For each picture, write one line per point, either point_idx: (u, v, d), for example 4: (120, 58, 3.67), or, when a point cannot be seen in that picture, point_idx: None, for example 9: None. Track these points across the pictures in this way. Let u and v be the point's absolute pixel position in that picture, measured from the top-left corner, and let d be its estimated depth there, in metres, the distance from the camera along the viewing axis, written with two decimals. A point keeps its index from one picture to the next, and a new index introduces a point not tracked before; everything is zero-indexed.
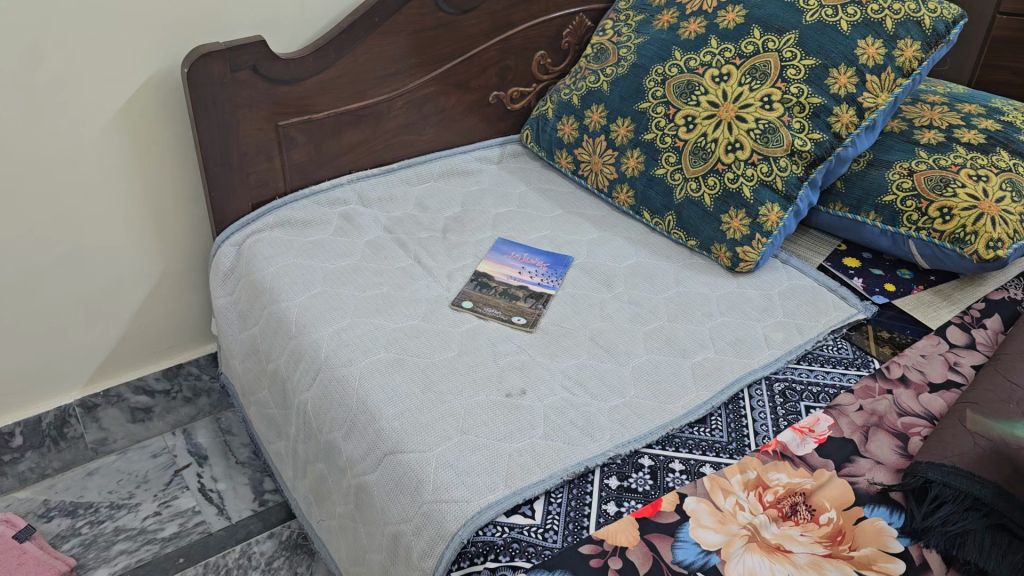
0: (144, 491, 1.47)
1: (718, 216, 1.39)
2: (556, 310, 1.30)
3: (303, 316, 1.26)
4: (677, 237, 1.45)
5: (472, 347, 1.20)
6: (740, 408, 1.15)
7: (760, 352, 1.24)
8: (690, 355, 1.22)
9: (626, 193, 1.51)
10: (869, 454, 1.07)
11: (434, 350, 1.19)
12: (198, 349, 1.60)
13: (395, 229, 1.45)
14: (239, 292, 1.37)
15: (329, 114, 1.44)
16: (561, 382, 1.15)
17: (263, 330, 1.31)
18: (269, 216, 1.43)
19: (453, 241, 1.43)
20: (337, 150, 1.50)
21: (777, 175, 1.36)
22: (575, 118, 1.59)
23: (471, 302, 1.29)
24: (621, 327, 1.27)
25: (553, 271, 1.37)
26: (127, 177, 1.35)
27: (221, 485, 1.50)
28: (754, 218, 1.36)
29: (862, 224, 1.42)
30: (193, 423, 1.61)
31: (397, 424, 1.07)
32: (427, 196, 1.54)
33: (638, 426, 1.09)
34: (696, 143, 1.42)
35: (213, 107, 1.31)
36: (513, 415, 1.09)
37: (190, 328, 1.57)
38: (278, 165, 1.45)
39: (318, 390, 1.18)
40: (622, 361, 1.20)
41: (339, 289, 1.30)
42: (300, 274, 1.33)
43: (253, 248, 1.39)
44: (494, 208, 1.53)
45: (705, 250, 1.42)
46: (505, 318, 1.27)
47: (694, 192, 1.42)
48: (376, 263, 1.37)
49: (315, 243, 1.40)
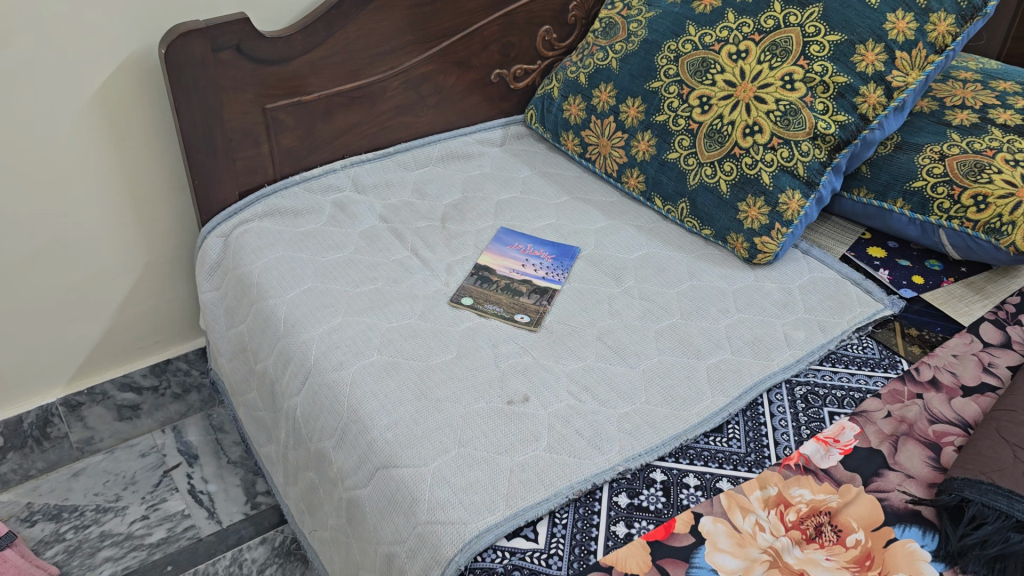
0: (132, 494, 1.42)
1: (734, 205, 1.30)
2: (562, 307, 1.22)
3: (290, 315, 1.18)
4: (691, 226, 1.37)
5: (471, 349, 1.12)
6: (758, 415, 1.07)
7: (781, 353, 1.16)
8: (705, 357, 1.14)
9: (636, 178, 1.42)
10: (898, 467, 1.00)
11: (430, 352, 1.11)
12: (189, 343, 1.52)
13: (391, 218, 1.37)
14: (227, 287, 1.29)
15: (320, 96, 1.35)
16: (566, 387, 1.07)
17: (251, 329, 1.23)
18: (258, 205, 1.35)
19: (453, 231, 1.35)
20: (330, 134, 1.41)
21: (798, 160, 1.27)
22: (582, 98, 1.49)
23: (471, 298, 1.21)
24: (631, 325, 1.19)
25: (558, 264, 1.29)
26: (105, 165, 1.26)
27: (212, 486, 1.44)
28: (773, 207, 1.28)
29: (889, 212, 1.33)
30: (183, 420, 1.55)
31: (390, 436, 1.00)
32: (425, 182, 1.45)
33: (650, 436, 1.01)
34: (710, 126, 1.33)
35: (194, 90, 1.22)
36: (515, 424, 1.01)
37: (178, 323, 1.49)
38: (266, 151, 1.35)
39: (307, 397, 1.10)
40: (632, 363, 1.12)
41: (331, 285, 1.22)
42: (289, 269, 1.25)
43: (241, 239, 1.31)
44: (496, 194, 1.44)
45: (721, 240, 1.33)
46: (507, 316, 1.19)
47: (709, 178, 1.33)
48: (371, 255, 1.29)
49: (307, 234, 1.31)
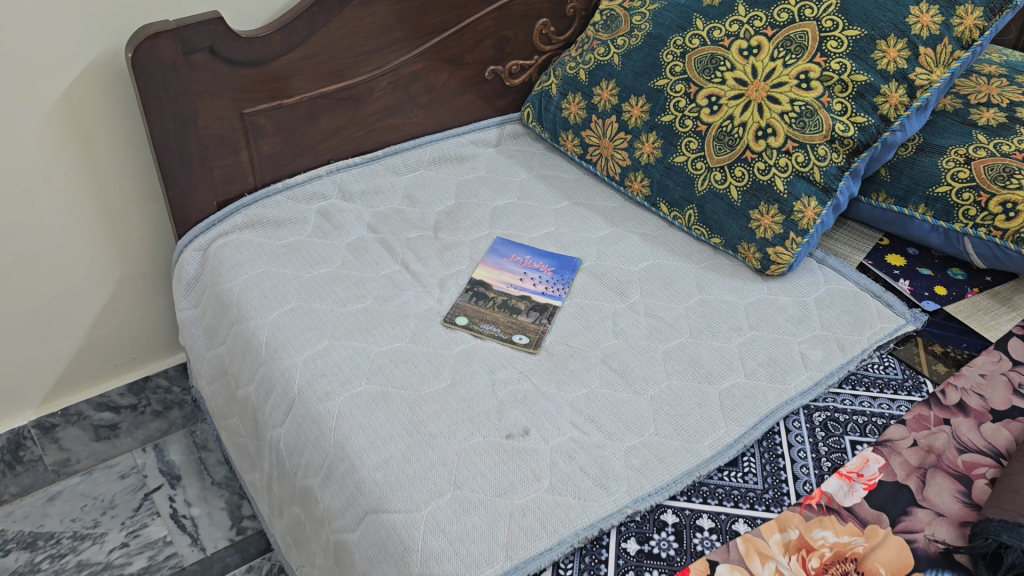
0: (110, 519, 1.34)
1: (746, 212, 1.22)
2: (563, 326, 1.14)
3: (271, 339, 1.10)
4: (699, 234, 1.29)
5: (466, 376, 1.05)
6: (775, 446, 1.00)
7: (798, 375, 1.08)
8: (717, 381, 1.07)
9: (640, 182, 1.34)
10: (927, 504, 0.93)
11: (422, 379, 1.03)
12: (168, 360, 1.45)
13: (380, 228, 1.29)
14: (205, 305, 1.21)
15: (302, 98, 1.26)
16: (568, 418, 1.00)
17: (231, 351, 1.15)
18: (238, 215, 1.26)
19: (446, 242, 1.27)
20: (314, 138, 1.32)
21: (814, 165, 1.18)
22: (582, 96, 1.41)
23: (466, 317, 1.14)
24: (637, 345, 1.12)
25: (559, 277, 1.21)
26: (72, 176, 1.18)
27: (195, 510, 1.36)
28: (787, 215, 1.20)
29: (910, 218, 1.25)
30: (165, 438, 1.46)
31: (379, 477, 0.92)
32: (416, 188, 1.37)
33: (660, 473, 0.94)
34: (720, 128, 1.25)
35: (165, 96, 1.13)
36: (515, 461, 0.94)
37: (157, 337, 1.41)
38: (245, 158, 1.27)
39: (290, 429, 1.03)
40: (639, 390, 1.05)
41: (315, 304, 1.14)
42: (271, 287, 1.17)
43: (221, 253, 1.22)
44: (492, 200, 1.36)
45: (731, 250, 1.25)
46: (504, 337, 1.11)
47: (719, 183, 1.25)
48: (358, 270, 1.21)
49: (290, 247, 1.23)
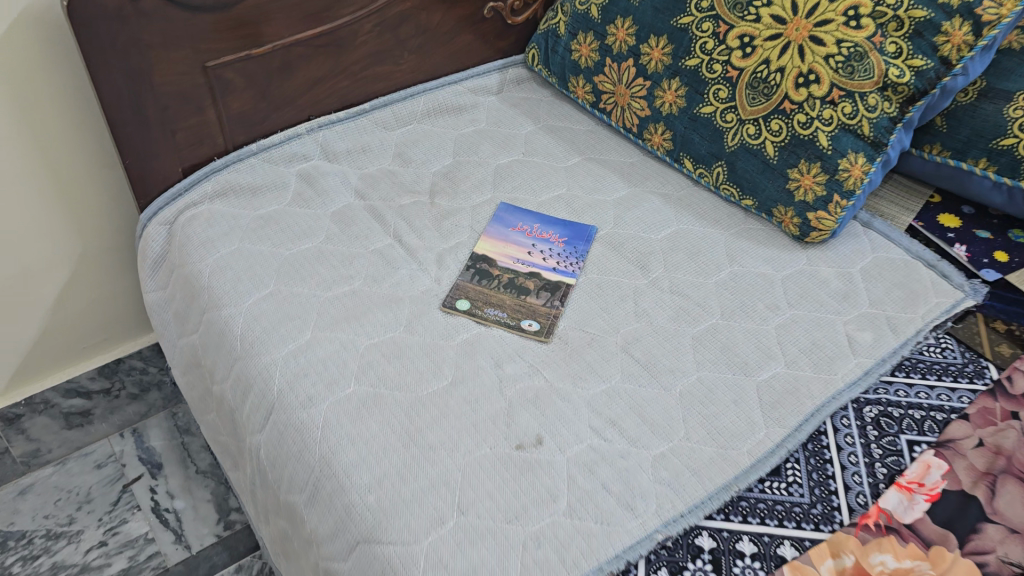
0: (87, 515, 1.25)
1: (784, 171, 1.08)
2: (578, 308, 1.01)
3: (248, 333, 0.97)
4: (728, 194, 1.14)
5: (469, 373, 0.92)
6: (823, 450, 0.88)
7: (846, 364, 0.96)
8: (755, 373, 0.94)
9: (661, 135, 1.19)
10: (999, 518, 0.81)
11: (420, 378, 0.91)
12: (142, 339, 1.33)
13: (369, 194, 1.14)
14: (174, 288, 1.07)
15: (274, 47, 1.09)
16: (588, 421, 0.88)
17: (205, 343, 1.02)
18: (208, 182, 1.12)
19: (443, 209, 1.12)
20: (292, 92, 1.15)
21: (863, 116, 1.03)
22: (594, 36, 1.24)
23: (468, 301, 1.00)
24: (663, 330, 0.99)
25: (571, 249, 1.08)
26: (14, 146, 1.02)
27: (179, 503, 1.27)
28: (832, 175, 1.05)
29: (968, 174, 1.11)
30: (144, 422, 1.36)
31: (372, 501, 0.80)
32: (409, 146, 1.22)
33: (692, 488, 0.83)
34: (754, 74, 1.09)
35: (112, 50, 0.96)
36: (528, 478, 0.82)
37: (129, 317, 1.29)
38: (211, 118, 1.10)
39: (271, 437, 0.90)
40: (666, 385, 0.92)
41: (296, 288, 1.00)
42: (246, 268, 1.03)
43: (189, 228, 1.08)
44: (494, 157, 1.21)
45: (765, 213, 1.11)
46: (512, 324, 0.98)
47: (752, 138, 1.10)
48: (345, 245, 1.07)
49: (267, 220, 1.09)
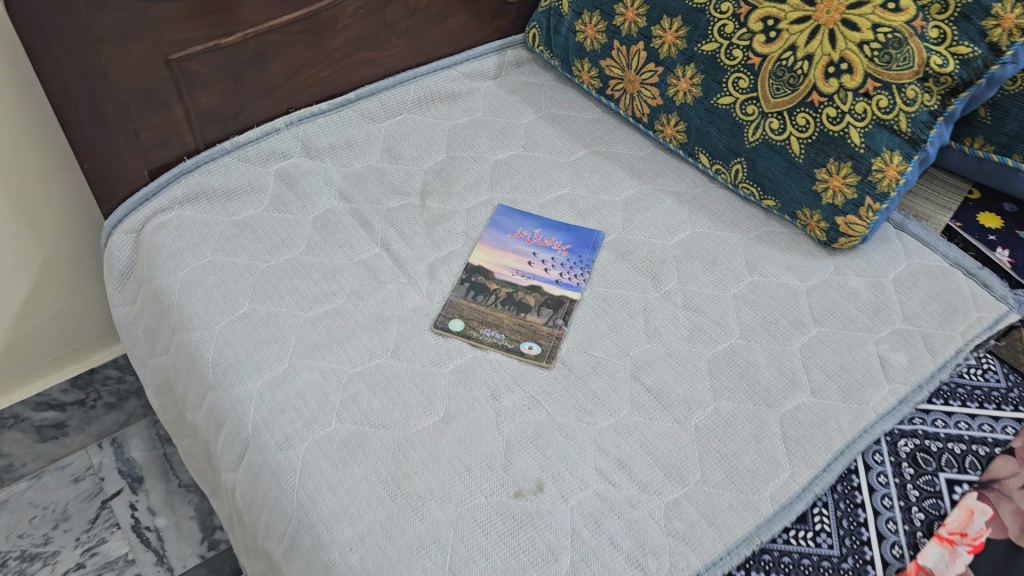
0: (64, 535, 1.18)
1: (810, 171, 0.98)
2: (582, 328, 0.92)
3: (220, 360, 0.88)
4: (747, 193, 1.05)
5: (463, 406, 0.83)
6: (853, 492, 0.79)
7: (879, 391, 0.86)
8: (778, 404, 0.85)
9: (674, 127, 1.09)
10: None
11: (408, 414, 0.82)
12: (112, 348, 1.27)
13: (355, 196, 1.05)
14: (142, 304, 0.99)
15: (246, 35, 0.98)
16: (593, 462, 0.80)
17: (176, 366, 0.94)
18: (178, 185, 1.02)
19: (436, 213, 1.03)
20: (268, 83, 1.05)
21: (900, 110, 0.92)
22: (600, 16, 1.13)
23: (462, 320, 0.91)
24: (677, 352, 0.90)
25: (576, 258, 0.98)
26: None
27: (161, 520, 1.20)
28: (864, 176, 0.95)
29: (1014, 170, 1.00)
30: (124, 432, 1.29)
31: (354, 561, 0.72)
32: (398, 140, 1.12)
33: (710, 542, 0.74)
34: (778, 62, 0.98)
35: (62, 45, 0.86)
36: (528, 533, 0.74)
37: (98, 326, 1.22)
38: (178, 116, 1.00)
39: (245, 478, 0.82)
40: (680, 418, 0.84)
41: (273, 308, 0.91)
42: (219, 284, 0.94)
43: (158, 238, 0.99)
44: (491, 152, 1.11)
45: (789, 215, 1.02)
46: (511, 347, 0.89)
47: (775, 133, 0.99)
48: (328, 256, 0.97)
49: (242, 227, 1.00)
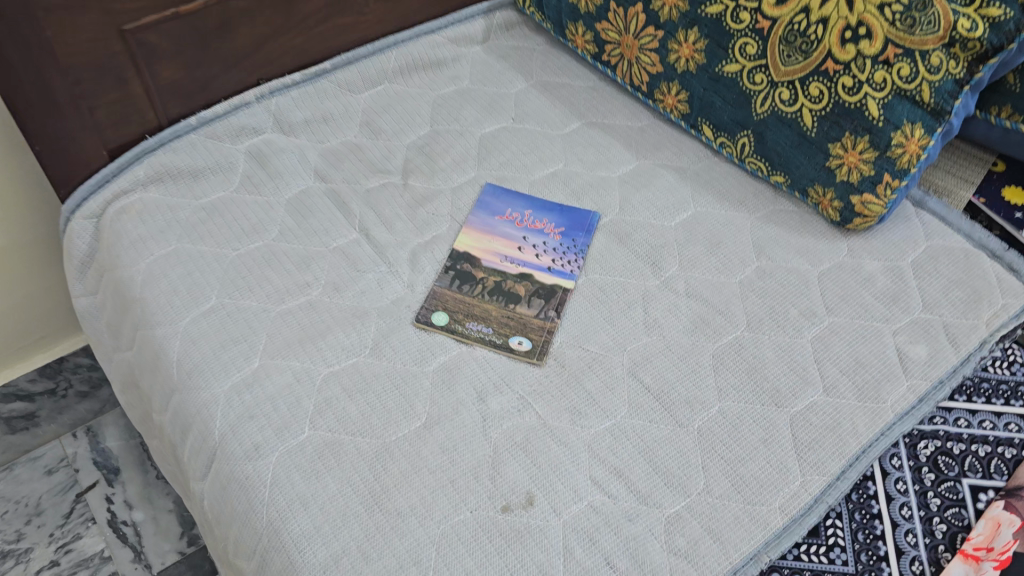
0: (37, 531, 1.12)
1: (824, 146, 0.90)
2: (577, 321, 0.85)
3: (184, 360, 0.81)
4: (755, 168, 0.97)
5: (447, 410, 0.77)
6: (870, 501, 0.74)
7: (897, 389, 0.80)
8: (789, 404, 0.78)
9: (676, 97, 1.01)
10: None
11: (387, 420, 0.76)
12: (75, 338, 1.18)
13: (332, 175, 0.97)
14: (105, 296, 0.92)
15: (207, 2, 0.91)
16: (589, 472, 0.73)
17: (141, 364, 0.87)
18: (139, 166, 0.95)
19: (419, 194, 0.96)
20: (235, 52, 0.97)
21: (923, 79, 0.84)
22: None
23: (446, 314, 0.85)
24: (679, 346, 0.83)
25: (570, 242, 0.91)
26: None
27: (138, 515, 1.15)
28: (882, 151, 0.87)
29: None
30: (98, 420, 1.23)
31: None
32: (379, 113, 1.04)
33: (715, 560, 0.69)
34: (789, 26, 0.89)
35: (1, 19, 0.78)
36: (517, 552, 0.68)
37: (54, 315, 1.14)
38: (137, 91, 0.92)
39: (213, 489, 0.76)
40: (682, 420, 0.77)
41: (242, 301, 0.85)
42: (184, 275, 0.87)
43: (119, 223, 0.92)
44: (479, 125, 1.03)
45: (800, 192, 0.94)
46: (499, 343, 0.83)
47: (786, 104, 0.91)
48: (303, 242, 0.90)
49: (210, 211, 0.92)
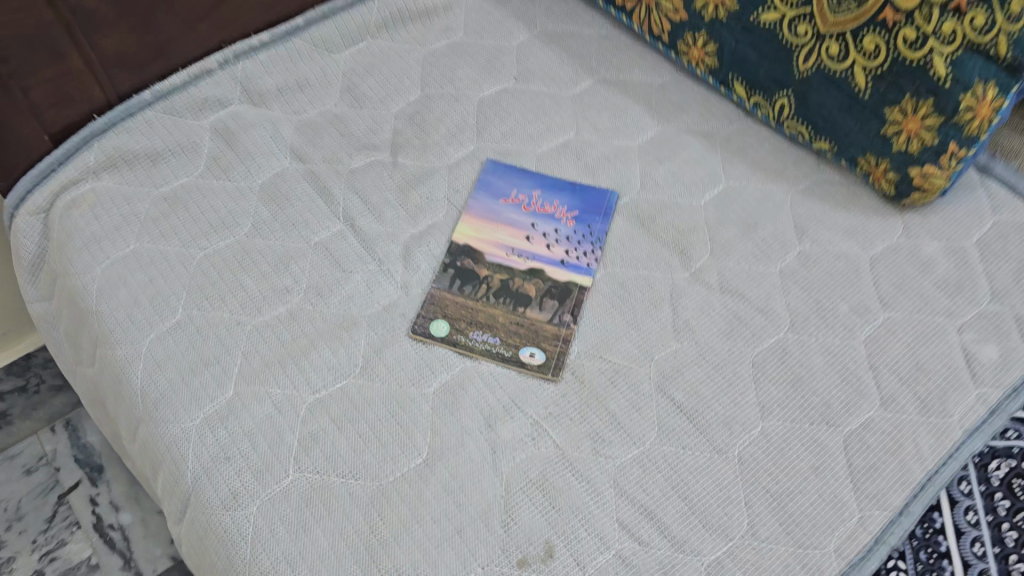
0: (17, 537, 1.04)
1: (878, 110, 0.77)
2: (595, 325, 0.74)
3: (149, 387, 0.71)
4: (794, 133, 0.85)
5: (451, 441, 0.67)
6: (937, 537, 0.66)
7: (964, 399, 0.70)
8: (842, 422, 0.68)
9: (702, 49, 0.88)
10: None
11: (383, 457, 0.66)
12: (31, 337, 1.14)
13: (311, 154, 0.85)
14: (60, 304, 0.81)
15: None
16: (616, 513, 0.64)
17: (104, 385, 0.77)
18: (89, 151, 0.83)
19: (411, 174, 0.84)
20: (190, 13, 0.84)
21: (1002, 31, 0.69)
22: None
23: (446, 322, 0.74)
24: (714, 353, 0.73)
25: (584, 229, 0.80)
26: None
27: (125, 516, 1.07)
28: (948, 117, 0.74)
29: None
30: (78, 412, 1.14)
31: None
32: (361, 76, 0.91)
33: None
34: None
35: None
36: None
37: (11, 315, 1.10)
38: (78, 66, 0.79)
39: (190, 537, 0.67)
40: (720, 446, 0.67)
41: (212, 314, 0.74)
42: (145, 283, 0.76)
43: (69, 220, 0.80)
44: (476, 87, 0.90)
45: (848, 161, 0.82)
46: (508, 356, 0.72)
47: (834, 60, 0.78)
48: (280, 238, 0.79)
49: (173, 203, 0.81)
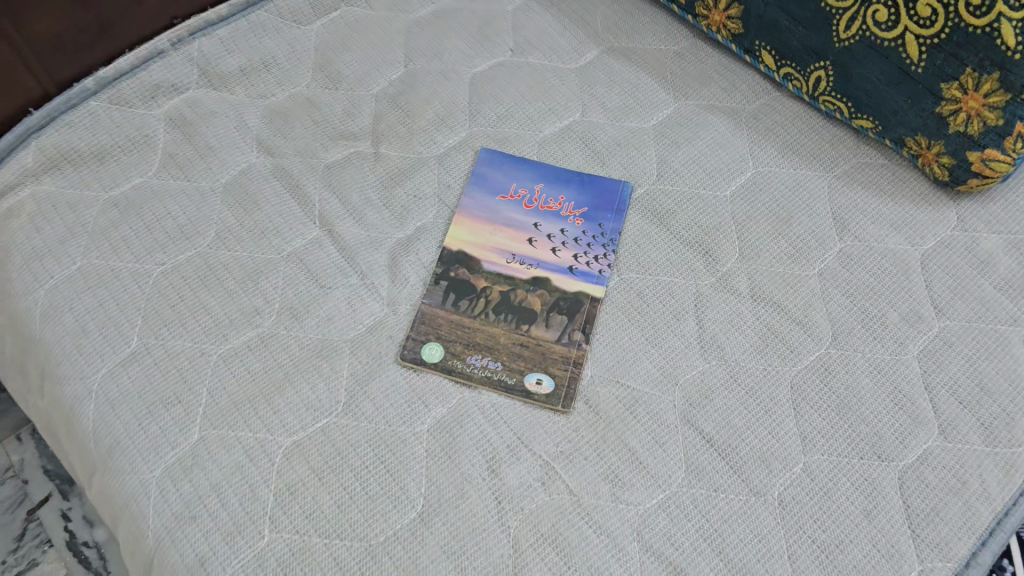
0: None
1: (932, 85, 0.67)
2: (611, 344, 0.65)
3: (102, 433, 0.62)
4: (831, 109, 0.75)
5: (449, 490, 0.59)
6: None
7: None
8: (896, 456, 0.60)
9: (724, 12, 0.77)
10: None
11: (371, 512, 0.58)
12: None
13: (281, 146, 0.75)
14: None
15: None
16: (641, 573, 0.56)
17: (55, 422, 0.68)
18: (26, 151, 0.72)
19: (396, 168, 0.73)
20: None
21: None
22: None
23: (440, 345, 0.65)
24: (748, 375, 0.64)
25: (595, 230, 0.70)
26: None
27: (101, 533, 0.93)
28: (1017, 94, 0.64)
29: None
30: None
31: None
32: (336, 51, 0.80)
33: None
34: None
35: None
36: None
37: None
38: None
39: None
40: (757, 487, 0.59)
41: (172, 343, 0.64)
42: (95, 306, 0.66)
43: (5, 232, 0.69)
44: (467, 62, 0.80)
45: (895, 142, 0.72)
46: (512, 384, 0.63)
47: (881, 28, 0.67)
48: (248, 248, 0.69)
49: (125, 208, 0.70)
